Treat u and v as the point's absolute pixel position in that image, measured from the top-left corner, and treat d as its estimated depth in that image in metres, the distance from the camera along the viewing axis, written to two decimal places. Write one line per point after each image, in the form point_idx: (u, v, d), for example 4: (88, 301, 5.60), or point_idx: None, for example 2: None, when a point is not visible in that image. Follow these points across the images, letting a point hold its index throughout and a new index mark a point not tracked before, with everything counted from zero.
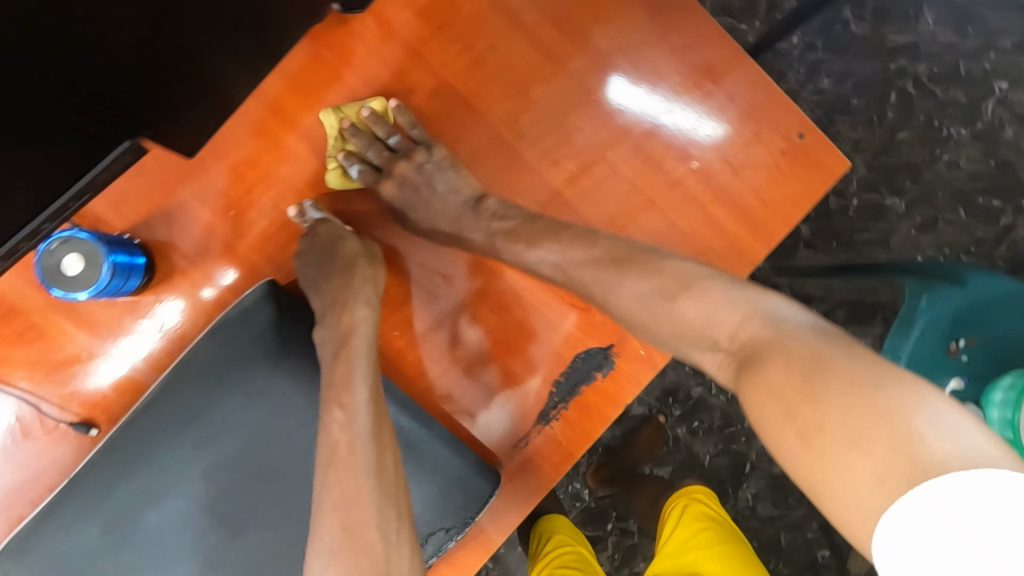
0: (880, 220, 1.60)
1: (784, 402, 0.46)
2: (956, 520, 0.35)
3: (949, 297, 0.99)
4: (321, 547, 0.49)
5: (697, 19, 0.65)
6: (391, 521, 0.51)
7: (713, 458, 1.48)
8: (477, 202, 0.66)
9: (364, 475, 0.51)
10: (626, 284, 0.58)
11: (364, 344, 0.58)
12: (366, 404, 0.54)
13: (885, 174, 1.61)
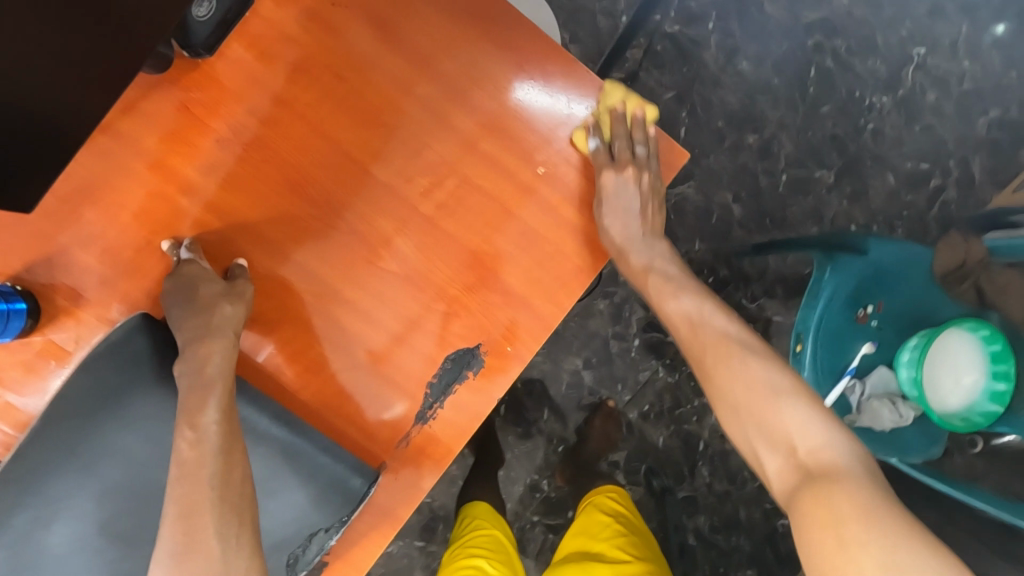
0: (810, 194, 1.65)
1: (832, 512, 0.51)
2: None
3: (852, 265, 1.12)
4: (162, 554, 0.56)
5: (531, 35, 0.70)
6: (231, 529, 0.59)
7: (666, 440, 1.53)
8: (339, 224, 0.70)
9: (206, 493, 0.58)
10: (734, 376, 0.66)
11: (224, 371, 0.63)
12: (216, 424, 0.61)
13: (812, 148, 1.65)
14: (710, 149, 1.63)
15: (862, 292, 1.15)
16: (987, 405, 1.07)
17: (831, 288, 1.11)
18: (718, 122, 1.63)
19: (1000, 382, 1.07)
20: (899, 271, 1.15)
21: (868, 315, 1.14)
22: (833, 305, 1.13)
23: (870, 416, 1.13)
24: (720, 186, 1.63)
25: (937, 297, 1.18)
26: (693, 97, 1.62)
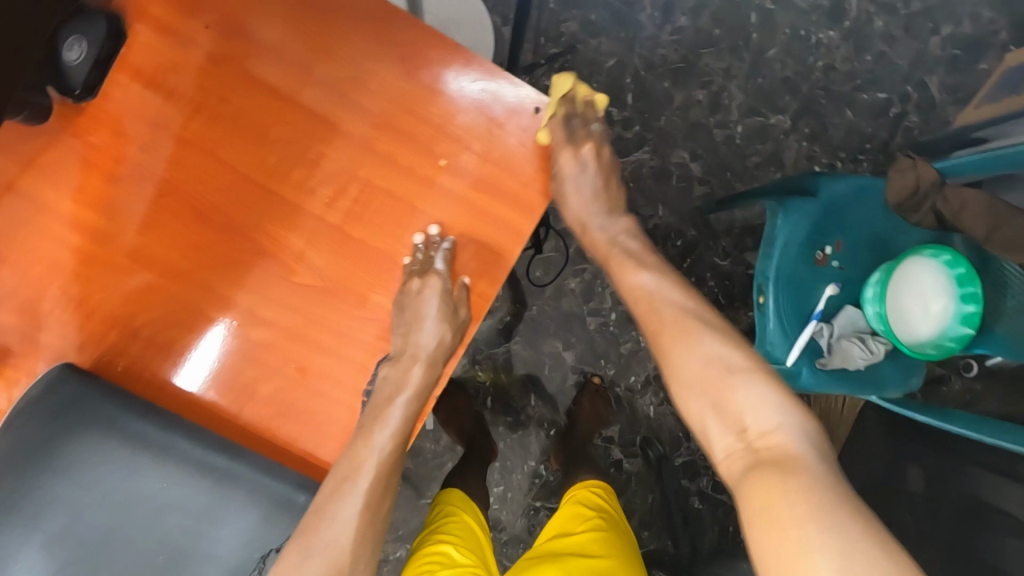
0: (767, 140, 1.62)
1: (780, 529, 0.47)
2: None
3: (802, 209, 1.12)
4: (314, 542, 0.59)
5: (409, 25, 0.69)
6: (366, 545, 0.61)
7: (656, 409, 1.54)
8: (250, 246, 0.70)
9: (354, 501, 0.61)
10: (693, 349, 0.61)
11: (414, 398, 0.66)
12: (391, 438, 0.64)
13: (764, 94, 1.62)
14: (660, 110, 1.61)
15: (818, 235, 1.13)
16: (959, 329, 1.07)
17: (783, 235, 1.11)
18: (664, 82, 1.61)
19: (970, 305, 1.05)
20: (850, 208, 1.14)
21: (831, 256, 1.12)
22: (791, 251, 1.12)
23: (841, 357, 1.11)
24: (675, 147, 1.62)
25: (897, 229, 1.17)
26: (634, 61, 1.60)
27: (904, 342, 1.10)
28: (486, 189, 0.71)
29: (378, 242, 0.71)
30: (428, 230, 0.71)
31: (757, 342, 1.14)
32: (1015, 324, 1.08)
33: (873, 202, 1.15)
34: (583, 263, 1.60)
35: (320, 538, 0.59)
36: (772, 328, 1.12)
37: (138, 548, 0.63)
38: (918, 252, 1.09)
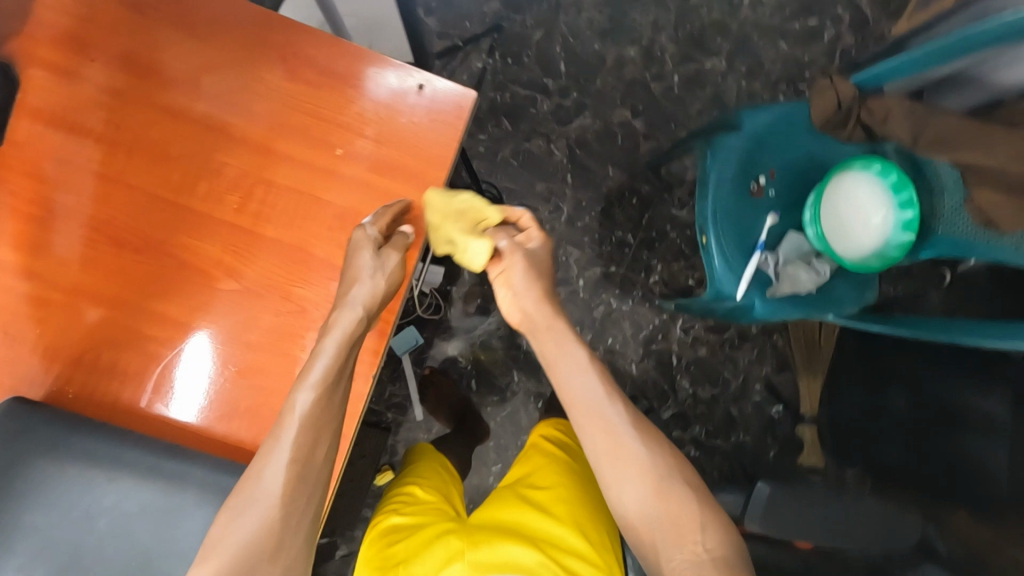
0: (706, 85, 1.63)
1: None
2: None
3: (729, 144, 1.14)
4: (254, 492, 0.66)
5: (285, 30, 0.74)
6: (301, 491, 0.67)
7: (638, 365, 1.65)
8: (171, 260, 0.74)
9: (285, 445, 0.67)
10: (638, 461, 0.78)
11: (342, 340, 0.69)
12: (319, 382, 0.68)
13: (694, 40, 1.64)
14: (595, 72, 1.63)
15: (751, 167, 1.15)
16: (902, 237, 1.07)
17: (714, 171, 1.12)
18: (594, 44, 1.63)
19: (908, 210, 1.05)
20: (779, 135, 1.16)
21: (765, 186, 1.14)
22: (725, 188, 1.13)
23: (789, 282, 1.14)
24: (616, 106, 1.63)
25: (828, 149, 1.18)
26: (562, 28, 1.62)
27: (847, 260, 1.11)
28: (386, 172, 0.74)
29: (293, 238, 0.74)
30: (336, 218, 0.74)
31: (708, 283, 1.16)
32: (952, 222, 1.11)
33: (800, 127, 1.17)
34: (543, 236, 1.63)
35: (253, 491, 0.66)
36: (718, 267, 1.14)
37: (110, 555, 0.67)
38: (847, 168, 1.12)
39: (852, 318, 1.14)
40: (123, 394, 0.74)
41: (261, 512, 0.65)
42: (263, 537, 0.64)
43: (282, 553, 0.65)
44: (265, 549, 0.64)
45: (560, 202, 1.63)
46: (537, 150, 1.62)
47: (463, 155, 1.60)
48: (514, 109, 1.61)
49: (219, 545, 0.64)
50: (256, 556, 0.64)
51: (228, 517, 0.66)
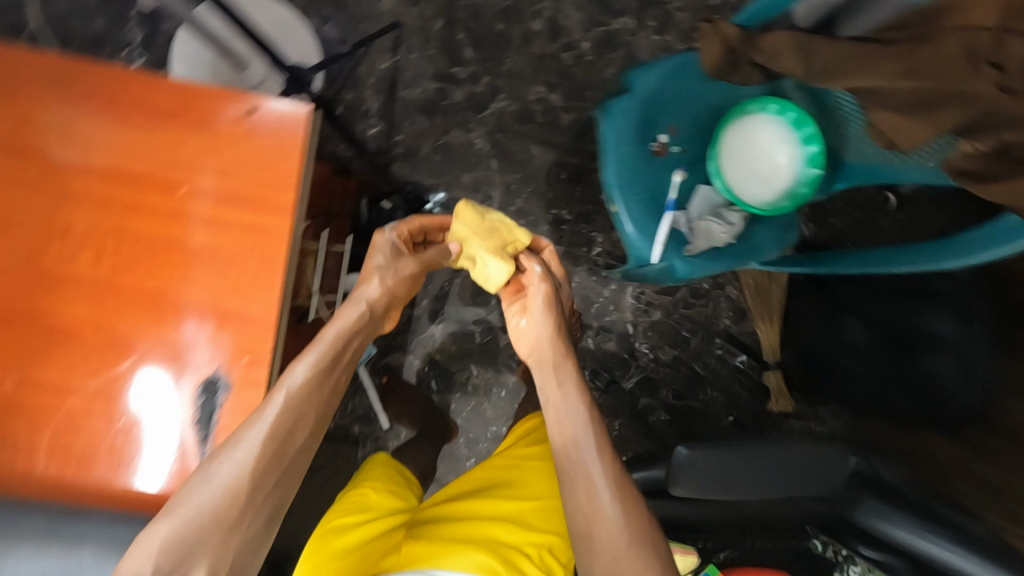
0: (618, 46, 1.60)
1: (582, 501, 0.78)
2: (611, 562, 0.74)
3: (624, 106, 1.11)
4: (233, 457, 0.72)
5: (111, 87, 0.81)
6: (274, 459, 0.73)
7: (594, 340, 1.65)
8: (43, 321, 0.80)
9: (267, 415, 0.74)
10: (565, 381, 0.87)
11: (343, 327, 0.83)
12: (317, 360, 0.79)
13: (598, 2, 1.60)
14: (503, 53, 1.60)
15: (648, 128, 1.13)
16: (809, 171, 1.07)
17: (610, 138, 1.10)
18: (497, 24, 1.59)
19: (813, 145, 1.05)
20: (672, 90, 1.13)
21: (666, 145, 1.11)
22: (624, 153, 1.11)
23: (704, 237, 1.11)
24: (530, 83, 1.60)
25: (727, 95, 1.15)
26: (461, 14, 1.58)
27: (758, 205, 1.09)
28: (228, 203, 0.81)
29: (154, 280, 0.81)
30: (190, 255, 0.81)
31: (626, 249, 1.13)
32: (861, 150, 1.08)
33: (693, 79, 1.14)
34: None
35: (224, 460, 0.71)
36: (632, 234, 1.12)
37: None
38: (747, 112, 1.11)
39: (779, 262, 1.10)
40: (29, 455, 0.80)
41: (228, 479, 0.70)
42: (221, 501, 0.69)
43: (238, 528, 0.69)
44: (221, 517, 0.68)
45: (490, 190, 1.61)
46: (458, 142, 1.60)
47: (384, 159, 1.59)
48: (427, 104, 1.59)
49: (183, 505, 0.69)
50: (211, 521, 0.68)
51: (194, 482, 0.70)
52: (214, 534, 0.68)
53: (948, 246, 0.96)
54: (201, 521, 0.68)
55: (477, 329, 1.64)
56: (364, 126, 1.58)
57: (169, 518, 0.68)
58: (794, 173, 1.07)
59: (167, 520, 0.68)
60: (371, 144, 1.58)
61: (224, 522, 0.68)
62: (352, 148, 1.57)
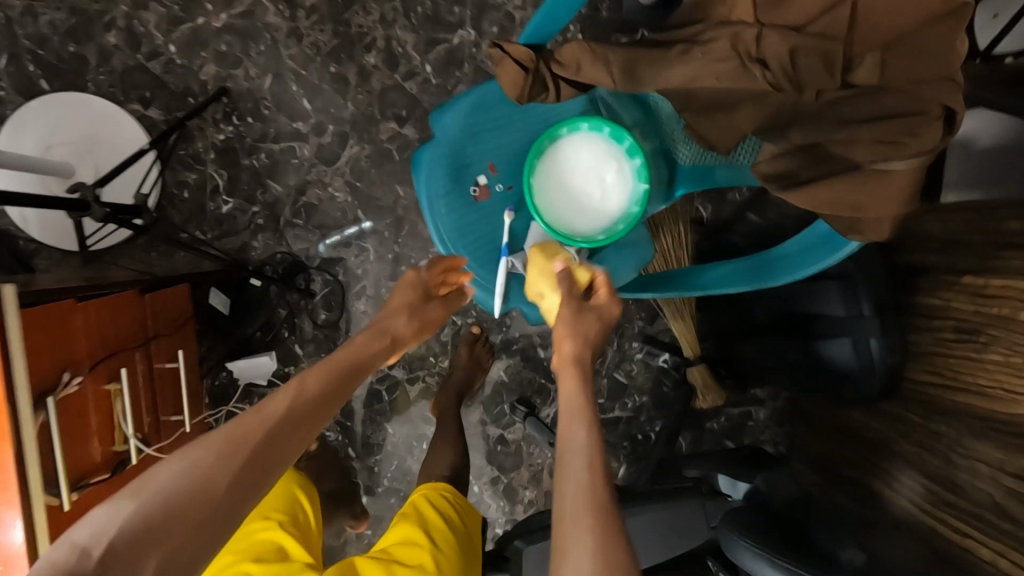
0: (462, 62, 1.49)
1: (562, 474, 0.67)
2: (572, 523, 0.62)
3: (431, 155, 1.02)
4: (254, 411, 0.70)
5: None
6: (283, 421, 0.70)
7: (507, 372, 1.57)
8: None
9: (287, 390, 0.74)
10: (579, 346, 0.79)
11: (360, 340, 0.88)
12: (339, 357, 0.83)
13: (432, 19, 1.48)
14: (343, 96, 1.49)
15: (465, 172, 1.03)
16: (639, 187, 0.99)
17: (422, 193, 1.02)
18: (330, 66, 1.48)
19: (637, 157, 0.98)
20: (483, 125, 1.03)
21: (485, 189, 1.02)
22: (444, 206, 1.03)
23: None
24: (379, 121, 1.50)
25: (545, 114, 1.05)
26: (289, 63, 1.48)
27: (594, 233, 0.99)
28: None
29: None
30: None
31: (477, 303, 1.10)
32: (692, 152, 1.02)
33: (505, 107, 1.03)
34: (359, 282, 1.53)
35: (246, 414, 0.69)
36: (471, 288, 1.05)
37: None
38: (557, 138, 1.00)
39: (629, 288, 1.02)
40: None
41: (216, 458, 0.63)
42: (196, 484, 0.61)
43: (212, 519, 0.61)
44: (194, 503, 0.60)
45: (363, 242, 1.53)
46: (318, 199, 1.51)
47: (244, 234, 1.50)
48: (277, 167, 1.50)
49: (159, 481, 0.61)
50: (186, 504, 0.60)
51: (180, 455, 0.63)
52: (200, 480, 0.62)
53: (775, 261, 0.93)
54: (171, 502, 0.60)
55: (382, 387, 1.56)
56: (217, 204, 1.49)
57: (136, 498, 0.60)
58: (625, 190, 0.99)
59: (130, 502, 0.59)
60: (228, 221, 1.50)
61: (197, 509, 0.60)
62: (210, 230, 1.49)
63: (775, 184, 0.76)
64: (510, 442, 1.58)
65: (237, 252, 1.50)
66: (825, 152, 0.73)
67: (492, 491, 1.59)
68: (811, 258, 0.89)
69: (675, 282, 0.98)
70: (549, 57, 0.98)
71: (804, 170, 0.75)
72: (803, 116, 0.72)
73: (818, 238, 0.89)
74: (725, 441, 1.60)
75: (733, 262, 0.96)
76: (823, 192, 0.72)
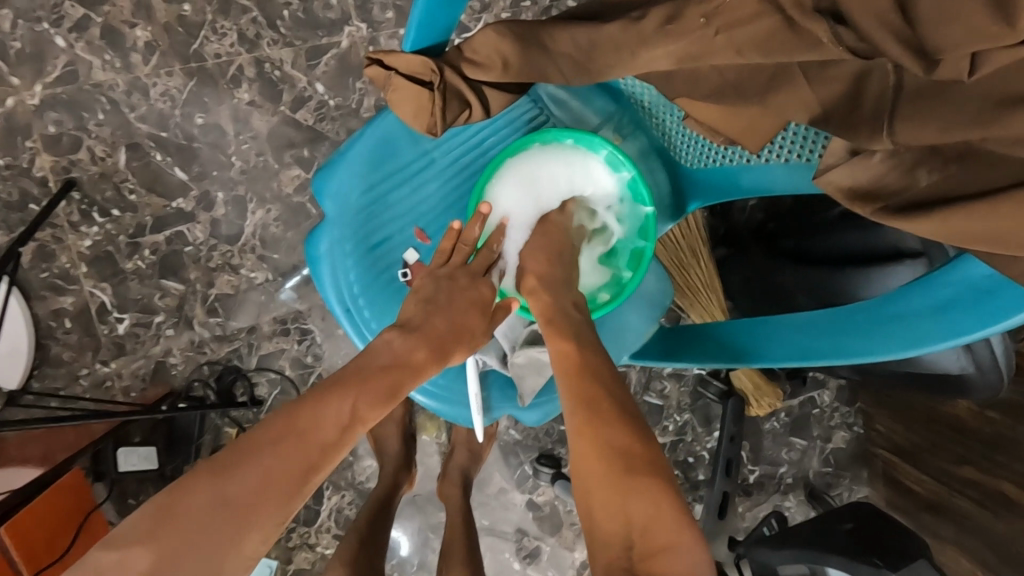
0: (359, 68, 1.15)
1: (565, 395, 0.62)
2: (583, 444, 0.57)
3: (335, 237, 0.79)
4: (283, 413, 0.54)
5: None
6: (323, 431, 0.54)
7: (518, 428, 1.29)
8: None
9: (331, 390, 0.57)
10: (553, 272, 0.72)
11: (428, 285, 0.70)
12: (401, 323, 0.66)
13: (306, 22, 1.13)
14: (224, 150, 1.15)
15: (380, 254, 0.81)
16: (639, 211, 0.79)
17: (333, 290, 0.80)
18: (195, 117, 1.14)
19: (623, 169, 0.77)
20: (392, 182, 0.80)
21: (412, 269, 0.78)
22: (369, 306, 0.80)
23: (524, 376, 0.79)
24: (279, 170, 1.17)
25: (455, 147, 0.81)
26: (143, 127, 1.13)
27: (597, 288, 0.80)
28: None
29: None
30: None
31: (447, 421, 0.85)
32: (694, 151, 0.77)
33: (415, 151, 0.79)
34: (311, 372, 1.22)
35: (281, 418, 0.53)
36: (436, 404, 0.82)
37: None
38: (500, 171, 0.78)
39: (688, 358, 0.79)
40: None
41: (242, 491, 0.49)
42: (229, 512, 0.48)
43: (241, 561, 0.48)
44: (225, 542, 0.47)
45: (304, 323, 1.21)
46: (232, 286, 1.19)
47: (154, 351, 1.19)
48: (170, 261, 1.17)
49: (181, 517, 0.47)
50: (216, 542, 0.47)
51: (207, 480, 0.48)
52: (213, 513, 0.47)
53: (890, 317, 0.65)
54: (196, 542, 0.46)
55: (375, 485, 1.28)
56: (109, 325, 1.18)
57: (158, 535, 0.46)
58: (615, 222, 0.80)
59: (144, 546, 0.46)
60: (131, 342, 1.18)
61: (227, 548, 0.47)
62: (111, 358, 1.18)
63: (860, 202, 0.53)
64: (542, 506, 1.31)
65: (154, 375, 1.19)
66: (980, 154, 0.46)
67: (537, 565, 1.32)
68: (955, 323, 0.60)
69: (745, 350, 0.75)
70: (457, 59, 0.66)
71: (922, 180, 0.50)
72: (928, 96, 0.45)
73: (966, 286, 0.60)
74: (791, 439, 1.28)
75: (824, 318, 0.70)
76: (964, 225, 0.46)
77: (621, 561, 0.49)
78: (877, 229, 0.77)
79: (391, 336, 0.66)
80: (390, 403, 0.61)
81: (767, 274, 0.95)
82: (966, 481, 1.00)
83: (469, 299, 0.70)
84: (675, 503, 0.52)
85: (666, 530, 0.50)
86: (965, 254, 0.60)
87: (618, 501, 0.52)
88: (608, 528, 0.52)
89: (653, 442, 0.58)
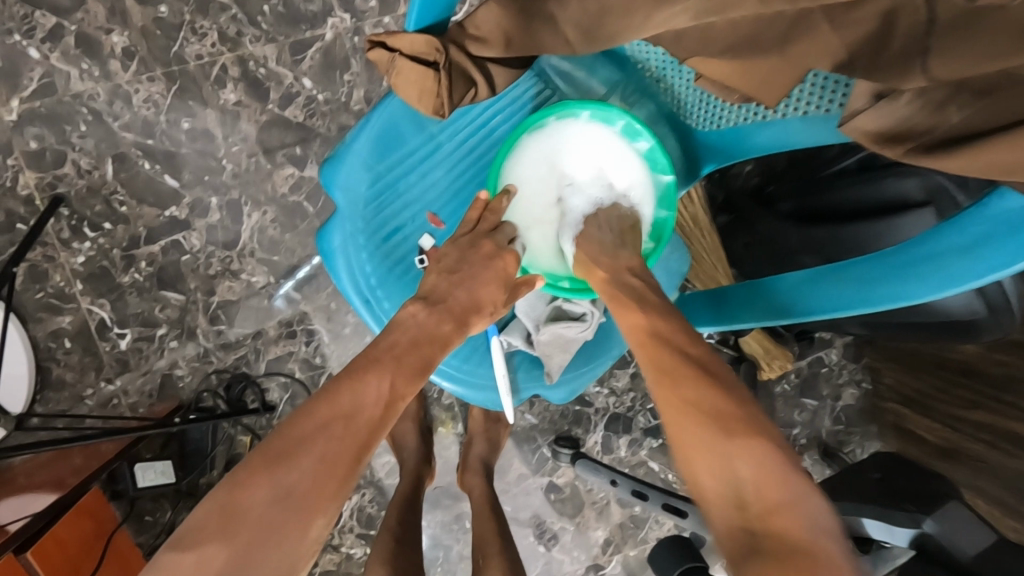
0: (345, 61, 1.12)
1: (647, 365, 0.63)
2: (670, 409, 0.59)
3: (348, 228, 0.78)
4: (321, 393, 0.54)
5: None
6: (363, 409, 0.53)
7: (532, 411, 1.29)
8: None
9: (364, 369, 0.56)
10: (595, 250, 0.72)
11: (445, 260, 0.69)
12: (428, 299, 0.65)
13: (288, 17, 1.10)
14: (214, 154, 1.12)
15: (395, 243, 0.80)
16: (658, 179, 0.78)
17: (348, 281, 0.79)
18: (182, 123, 1.11)
19: (640, 139, 0.77)
20: (401, 170, 0.79)
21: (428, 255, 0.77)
22: (387, 296, 0.80)
23: (549, 353, 0.79)
24: (272, 171, 1.14)
25: (461, 129, 0.80)
26: (128, 136, 1.10)
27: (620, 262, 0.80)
28: None
29: None
30: None
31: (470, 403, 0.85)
32: (704, 114, 0.78)
33: (421, 136, 0.78)
34: (321, 373, 1.20)
35: (320, 401, 0.53)
36: (460, 390, 0.82)
37: None
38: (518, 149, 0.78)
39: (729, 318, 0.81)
40: None
41: (298, 478, 0.48)
42: (291, 501, 0.47)
43: (309, 548, 0.48)
44: (291, 531, 0.47)
45: (310, 324, 1.20)
46: (233, 292, 1.17)
47: (157, 366, 1.17)
48: (167, 272, 1.15)
49: (245, 512, 0.46)
50: (286, 533, 0.47)
51: (262, 471, 0.48)
52: (274, 502, 0.47)
53: (924, 261, 0.65)
54: (264, 536, 0.46)
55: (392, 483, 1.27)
56: (111, 342, 1.15)
57: (230, 532, 0.45)
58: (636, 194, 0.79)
59: (218, 543, 0.45)
60: (134, 358, 1.16)
61: (297, 537, 0.47)
62: (116, 375, 1.15)
63: (890, 144, 0.54)
64: (563, 487, 1.32)
65: (161, 390, 1.17)
66: (1012, 84, 0.47)
67: (561, 546, 1.32)
68: (986, 258, 0.60)
69: (781, 305, 0.77)
70: (460, 37, 0.65)
71: (953, 116, 0.50)
72: (966, 29, 0.45)
73: (998, 219, 0.60)
74: (803, 400, 1.29)
75: (864, 268, 0.70)
76: (1009, 152, 0.47)
77: (742, 522, 0.50)
78: (882, 182, 0.78)
79: (413, 309, 0.64)
80: (423, 377, 0.61)
81: (772, 236, 0.94)
82: (977, 424, 1.03)
83: (493, 269, 0.69)
84: (780, 458, 0.52)
85: (780, 486, 0.50)
86: (998, 188, 0.60)
87: (727, 470, 0.52)
88: (716, 491, 0.53)
89: (739, 397, 0.57)
